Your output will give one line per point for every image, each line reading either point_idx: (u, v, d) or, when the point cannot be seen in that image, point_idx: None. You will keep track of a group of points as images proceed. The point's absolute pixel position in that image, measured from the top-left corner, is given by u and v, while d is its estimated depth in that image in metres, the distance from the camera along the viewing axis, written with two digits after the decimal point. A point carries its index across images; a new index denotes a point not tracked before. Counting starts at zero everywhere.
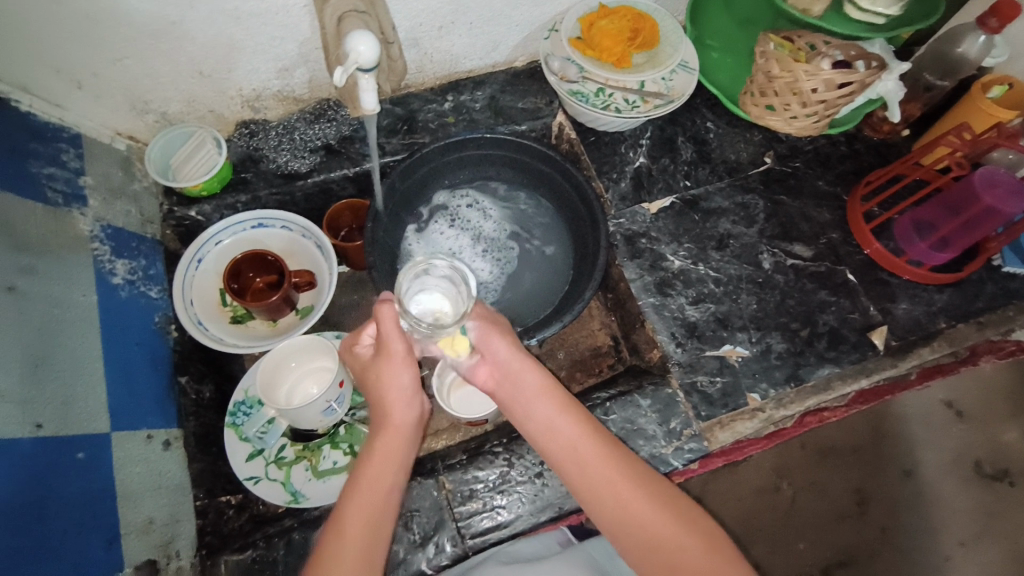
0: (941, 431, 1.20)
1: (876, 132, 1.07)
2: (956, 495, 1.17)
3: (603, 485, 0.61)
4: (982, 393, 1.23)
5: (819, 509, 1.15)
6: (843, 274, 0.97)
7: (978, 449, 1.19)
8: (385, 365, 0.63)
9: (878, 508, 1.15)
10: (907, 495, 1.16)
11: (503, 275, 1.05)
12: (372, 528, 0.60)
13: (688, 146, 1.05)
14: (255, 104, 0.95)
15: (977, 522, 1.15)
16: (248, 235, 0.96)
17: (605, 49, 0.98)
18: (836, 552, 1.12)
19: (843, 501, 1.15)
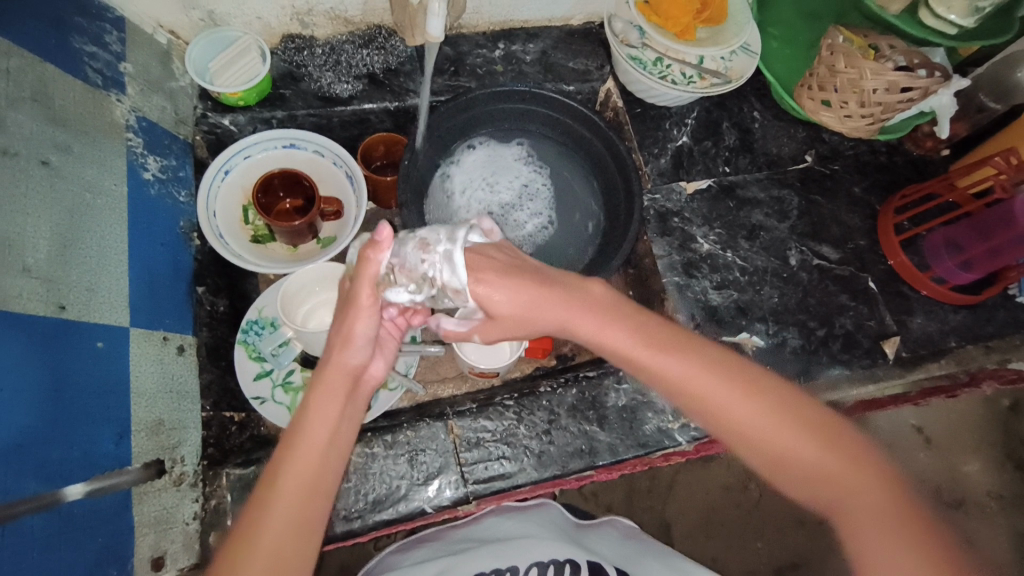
0: (908, 455, 1.22)
1: (918, 147, 1.08)
2: None
3: (702, 400, 0.61)
4: (951, 424, 1.25)
5: (787, 511, 1.17)
6: (866, 281, 0.98)
7: (942, 476, 1.22)
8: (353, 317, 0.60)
9: None
10: None
11: (546, 207, 1.04)
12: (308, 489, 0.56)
13: (732, 132, 1.05)
14: (305, 18, 0.91)
15: None
16: (280, 154, 0.94)
17: (671, 18, 0.94)
18: (793, 554, 1.15)
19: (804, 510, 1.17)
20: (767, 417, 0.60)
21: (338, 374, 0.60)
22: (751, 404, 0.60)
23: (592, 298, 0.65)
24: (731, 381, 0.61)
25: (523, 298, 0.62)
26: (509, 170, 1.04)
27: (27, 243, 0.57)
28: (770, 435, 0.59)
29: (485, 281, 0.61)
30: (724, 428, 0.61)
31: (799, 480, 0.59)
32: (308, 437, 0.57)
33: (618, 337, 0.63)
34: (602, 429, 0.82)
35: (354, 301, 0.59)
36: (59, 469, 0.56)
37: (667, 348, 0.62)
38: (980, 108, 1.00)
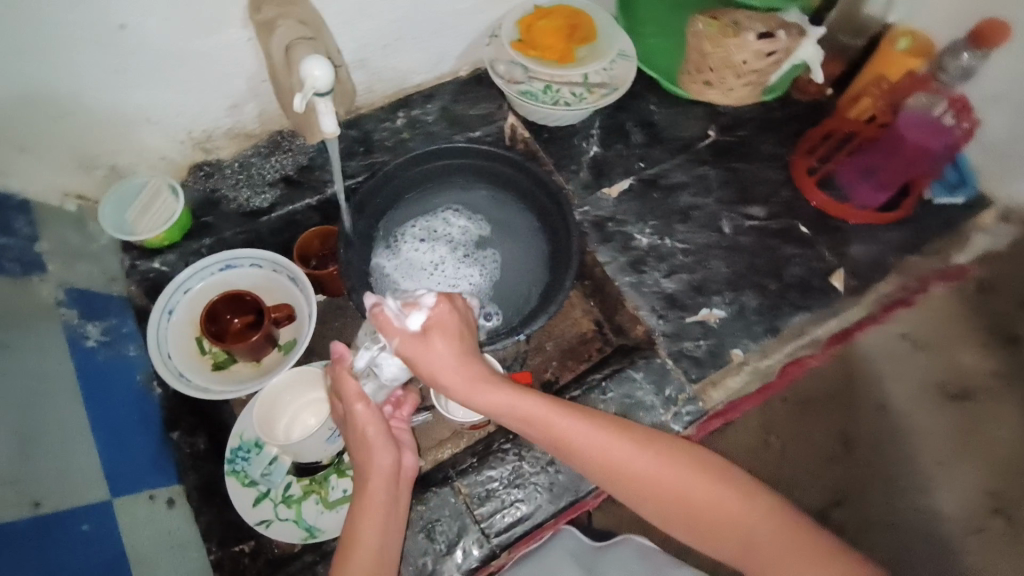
0: (900, 363, 1.12)
1: (804, 93, 1.14)
2: (928, 422, 1.09)
3: (601, 457, 0.63)
4: (936, 318, 1.13)
5: (812, 461, 1.06)
6: (799, 227, 1.03)
7: (941, 371, 1.11)
8: (361, 417, 0.66)
9: (864, 447, 1.08)
10: (882, 432, 1.09)
11: (443, 213, 1.06)
12: None
13: (637, 130, 1.10)
14: (207, 145, 0.93)
15: (950, 443, 1.08)
16: (219, 278, 0.94)
17: (548, 48, 0.99)
18: (832, 492, 1.05)
19: (826, 447, 1.07)
20: (665, 465, 0.62)
21: (376, 483, 0.65)
22: (650, 465, 0.62)
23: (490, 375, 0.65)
24: (627, 437, 0.63)
25: (450, 365, 0.63)
26: (412, 254, 1.03)
27: None
28: (673, 487, 0.61)
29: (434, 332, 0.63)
30: (623, 483, 0.62)
31: (706, 532, 0.61)
32: (358, 550, 0.62)
33: (517, 410, 0.64)
34: None
35: (354, 411, 0.66)
36: None
37: (567, 415, 0.64)
38: (842, 47, 1.11)
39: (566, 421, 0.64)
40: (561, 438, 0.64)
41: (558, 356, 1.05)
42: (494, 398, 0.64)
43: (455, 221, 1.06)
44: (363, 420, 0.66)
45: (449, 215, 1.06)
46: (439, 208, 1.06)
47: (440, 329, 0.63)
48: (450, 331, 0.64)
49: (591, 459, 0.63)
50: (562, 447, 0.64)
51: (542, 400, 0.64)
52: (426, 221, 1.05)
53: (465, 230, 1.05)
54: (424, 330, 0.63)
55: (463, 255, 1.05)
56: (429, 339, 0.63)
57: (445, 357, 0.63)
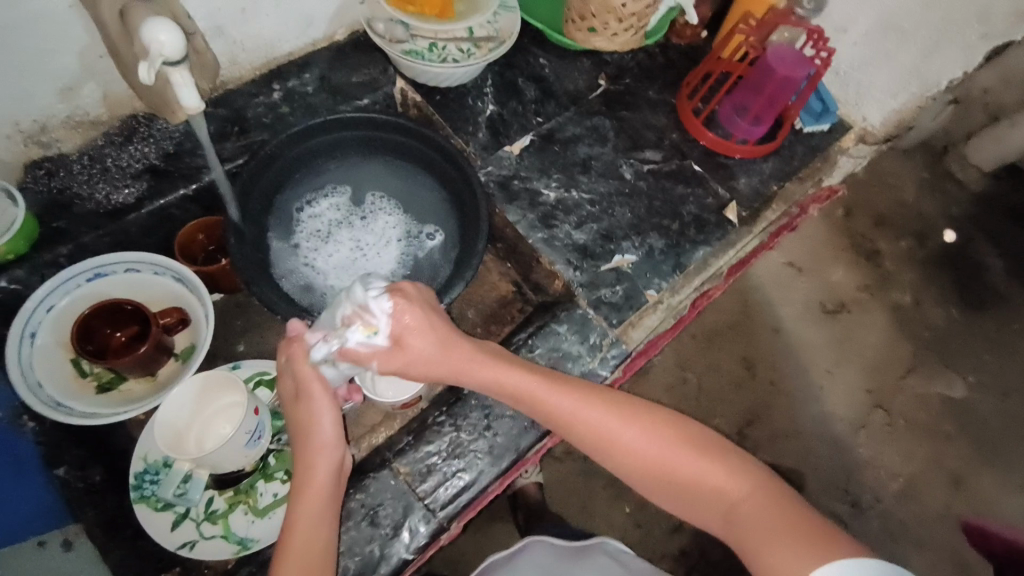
0: (788, 287, 1.24)
1: (682, 37, 1.19)
2: (813, 335, 1.22)
3: (590, 429, 0.66)
4: (809, 244, 1.27)
5: (720, 385, 1.18)
6: (691, 166, 1.09)
7: (821, 292, 1.24)
8: (313, 406, 0.65)
9: (765, 365, 1.20)
10: (781, 351, 1.21)
11: (301, 208, 0.98)
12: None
13: (529, 85, 1.09)
14: (42, 138, 0.80)
15: (833, 353, 1.21)
16: (87, 290, 0.82)
17: (426, 2, 0.94)
18: (744, 413, 1.17)
19: (734, 370, 1.19)
20: (650, 436, 0.65)
21: (322, 481, 0.64)
22: (634, 434, 0.65)
23: (488, 359, 0.69)
24: (617, 412, 0.66)
25: (436, 348, 0.66)
26: (332, 255, 0.99)
27: None
28: (656, 457, 0.64)
29: (403, 308, 0.64)
30: (609, 454, 0.66)
31: (683, 497, 0.64)
32: (293, 551, 0.61)
33: (510, 384, 0.69)
34: None
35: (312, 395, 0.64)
36: None
37: (558, 393, 0.68)
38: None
39: (557, 397, 0.68)
40: (550, 412, 0.68)
41: (481, 323, 1.05)
42: (487, 374, 0.69)
43: (331, 203, 1.00)
44: (315, 407, 0.65)
45: (319, 199, 0.99)
46: (303, 194, 0.98)
47: (411, 306, 0.65)
48: (420, 304, 0.66)
49: (581, 430, 0.67)
50: (554, 421, 0.68)
51: (538, 377, 0.69)
52: (308, 223, 0.99)
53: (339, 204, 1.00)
54: (396, 339, 0.65)
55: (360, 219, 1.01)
56: (404, 331, 0.65)
57: (427, 341, 0.66)
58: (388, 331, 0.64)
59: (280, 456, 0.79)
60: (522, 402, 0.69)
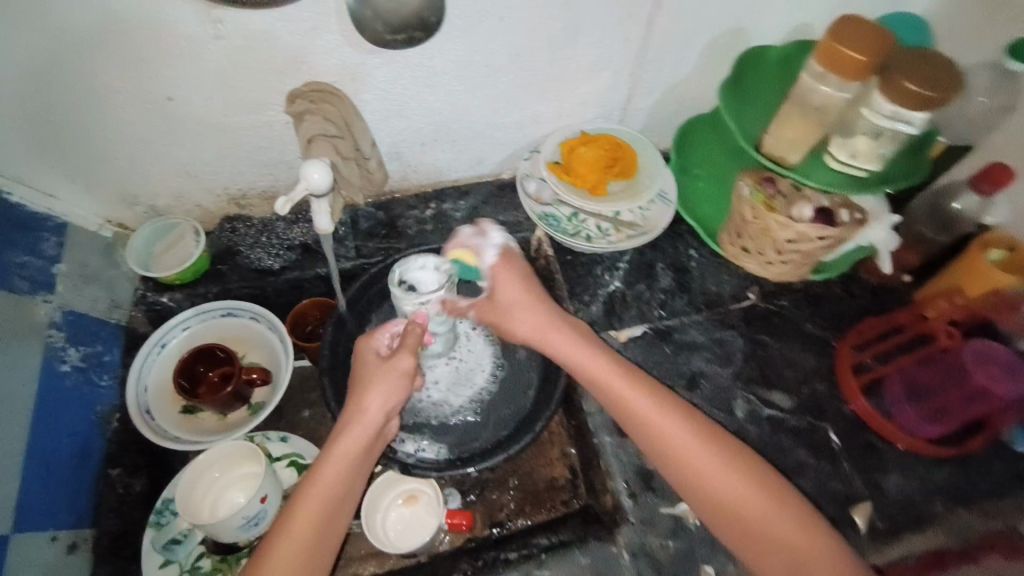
0: None
1: (874, 275, 1.02)
2: None
3: (653, 428, 0.72)
4: None
5: None
6: (826, 433, 0.89)
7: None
8: (384, 379, 0.74)
9: None
10: None
11: None
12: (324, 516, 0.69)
13: (667, 274, 1.02)
14: (241, 201, 0.99)
15: None
16: (216, 324, 0.99)
17: (580, 176, 0.97)
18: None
19: None
20: (704, 453, 0.71)
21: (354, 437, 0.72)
22: (703, 452, 0.71)
23: (578, 333, 0.80)
24: (688, 421, 0.73)
25: (541, 329, 0.81)
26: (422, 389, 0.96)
27: None
28: (708, 475, 0.70)
29: (506, 265, 0.83)
30: (664, 454, 0.72)
31: (733, 521, 0.69)
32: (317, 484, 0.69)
33: (589, 366, 0.77)
34: None
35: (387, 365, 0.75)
36: None
37: (639, 392, 0.74)
38: (920, 238, 0.96)
39: (627, 388, 0.75)
40: (620, 401, 0.75)
41: (519, 496, 0.95)
42: (568, 346, 0.80)
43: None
44: (382, 375, 0.74)
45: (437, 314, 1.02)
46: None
47: (511, 263, 0.83)
48: (515, 264, 0.83)
49: (642, 425, 0.73)
50: (619, 409, 0.75)
51: (612, 357, 0.78)
52: None
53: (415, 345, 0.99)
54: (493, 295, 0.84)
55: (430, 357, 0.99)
56: (500, 293, 0.83)
57: (529, 327, 0.81)
58: (488, 263, 0.83)
59: None
60: (597, 378, 0.76)
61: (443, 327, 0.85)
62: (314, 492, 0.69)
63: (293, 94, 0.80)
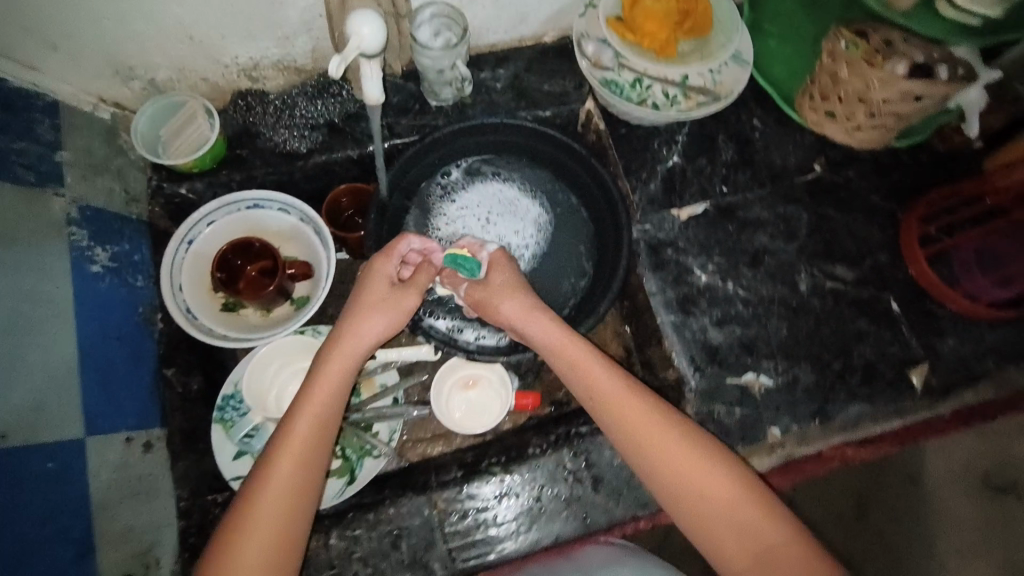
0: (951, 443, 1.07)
1: (945, 142, 0.96)
2: (959, 506, 1.06)
3: (625, 423, 0.65)
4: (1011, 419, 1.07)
5: (817, 521, 1.05)
6: (887, 302, 0.88)
7: (993, 461, 1.06)
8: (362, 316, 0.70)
9: (879, 511, 1.06)
10: (909, 504, 1.06)
11: None
12: (290, 500, 0.59)
13: (729, 147, 0.95)
14: (253, 73, 0.86)
15: (975, 534, 1.05)
16: (242, 216, 0.90)
17: (648, 34, 0.85)
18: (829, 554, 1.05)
19: (841, 504, 1.06)
20: (679, 452, 0.63)
21: (320, 398, 0.64)
22: (662, 422, 0.64)
23: (551, 320, 0.72)
24: (663, 421, 0.65)
25: (523, 318, 0.73)
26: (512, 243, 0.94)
27: None
28: (688, 481, 0.62)
29: (500, 267, 0.77)
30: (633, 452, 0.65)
31: (692, 511, 0.62)
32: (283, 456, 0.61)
33: (556, 343, 0.71)
34: (597, 491, 0.79)
35: (359, 315, 0.70)
36: None
37: (604, 368, 0.69)
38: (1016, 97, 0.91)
39: (605, 374, 0.68)
40: (593, 392, 0.68)
41: None
42: (535, 328, 0.72)
43: (450, 226, 0.93)
44: (364, 318, 0.70)
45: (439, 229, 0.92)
46: (425, 223, 0.92)
47: (500, 264, 0.77)
48: (510, 268, 0.76)
49: (613, 417, 0.66)
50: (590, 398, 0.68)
51: (601, 359, 0.69)
52: None
53: None
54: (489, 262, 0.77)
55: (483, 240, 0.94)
56: (489, 277, 0.76)
57: (514, 314, 0.73)
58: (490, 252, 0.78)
59: (343, 433, 0.85)
60: (565, 368, 0.70)
61: (450, 95, 0.92)
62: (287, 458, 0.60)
63: None
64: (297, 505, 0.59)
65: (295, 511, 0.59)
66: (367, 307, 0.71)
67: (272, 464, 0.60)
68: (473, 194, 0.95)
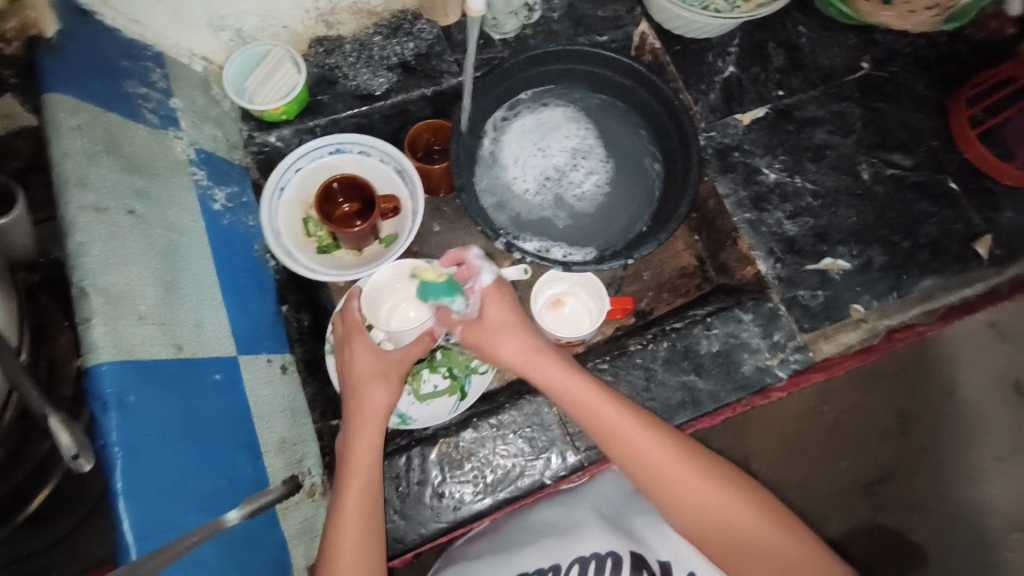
0: (983, 351, 1.15)
1: (982, 29, 1.01)
2: (995, 415, 1.14)
3: (642, 462, 0.67)
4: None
5: (864, 432, 1.13)
6: (945, 183, 0.94)
7: (1020, 368, 1.14)
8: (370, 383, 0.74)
9: (921, 425, 1.13)
10: (946, 415, 1.14)
11: (597, 191, 1.00)
12: (363, 548, 0.65)
13: (779, 53, 0.99)
14: (329, 18, 0.89)
15: (1013, 439, 1.13)
16: (327, 162, 0.94)
17: None
18: (878, 468, 1.12)
19: (883, 423, 1.13)
20: (698, 482, 0.66)
21: (359, 464, 0.69)
22: (667, 455, 0.67)
23: (560, 363, 0.74)
24: (679, 455, 0.67)
25: (529, 360, 0.74)
26: (570, 134, 1.02)
27: (137, 292, 0.59)
28: (714, 509, 0.65)
29: (489, 302, 0.77)
30: (654, 489, 0.67)
31: (696, 519, 0.65)
32: (344, 514, 0.66)
33: (568, 393, 0.72)
34: (700, 377, 0.85)
35: (361, 387, 0.74)
36: (215, 496, 0.59)
37: (612, 407, 0.70)
38: None
39: (613, 413, 0.69)
40: (607, 433, 0.69)
41: (655, 286, 1.03)
42: (543, 367, 0.74)
43: (516, 170, 1.00)
44: (365, 382, 0.74)
45: (540, 201, 0.99)
46: (512, 189, 0.99)
47: (490, 302, 0.77)
48: (502, 297, 0.78)
49: (630, 458, 0.68)
50: (602, 435, 0.69)
51: (607, 398, 0.71)
52: (602, 175, 1.00)
53: (569, 184, 1.00)
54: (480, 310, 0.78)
55: (545, 160, 1.01)
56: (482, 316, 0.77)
57: (517, 358, 0.75)
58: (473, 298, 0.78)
59: (447, 354, 0.88)
60: (578, 406, 0.71)
61: (513, 27, 0.97)
62: (352, 509, 0.66)
63: None
64: (371, 547, 0.66)
65: (373, 554, 0.66)
66: (365, 376, 0.74)
67: (336, 525, 0.65)
68: (508, 135, 1.01)
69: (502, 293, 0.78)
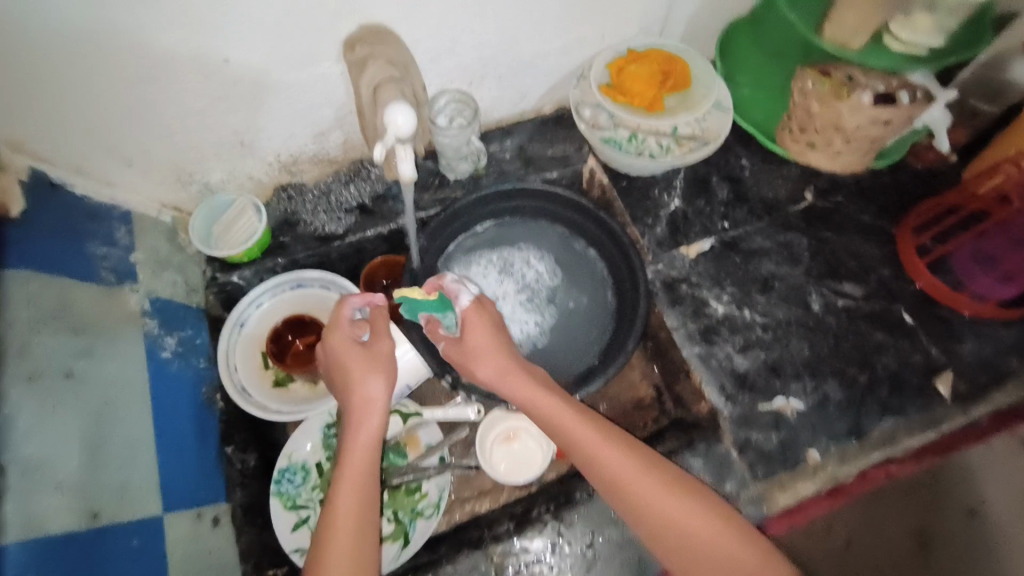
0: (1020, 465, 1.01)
1: (921, 160, 1.04)
2: None
3: (608, 474, 0.69)
4: None
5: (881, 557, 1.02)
6: (900, 313, 0.93)
7: None
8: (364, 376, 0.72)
9: (945, 552, 1.02)
10: (974, 538, 1.02)
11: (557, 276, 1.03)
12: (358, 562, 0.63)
13: (723, 186, 1.03)
14: (292, 168, 0.96)
15: None
16: (289, 296, 0.97)
17: (637, 94, 0.97)
18: None
19: (901, 544, 1.02)
20: (664, 497, 0.68)
21: (356, 468, 0.68)
22: (631, 469, 0.69)
23: (538, 380, 0.76)
24: (639, 467, 0.70)
25: (505, 377, 0.75)
26: (484, 274, 1.02)
27: (58, 462, 0.60)
28: (674, 516, 0.67)
29: (474, 323, 0.77)
30: (618, 500, 0.69)
31: (659, 534, 0.68)
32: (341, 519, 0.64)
33: (537, 407, 0.74)
34: None
35: (355, 389, 0.72)
36: None
37: (579, 420, 0.72)
38: (973, 112, 1.01)
39: (579, 426, 0.72)
40: (573, 444, 0.71)
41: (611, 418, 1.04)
42: (519, 385, 0.75)
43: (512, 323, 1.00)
44: (362, 384, 0.72)
45: (549, 317, 1.01)
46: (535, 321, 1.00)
47: (472, 325, 0.77)
48: (486, 319, 0.78)
49: (596, 474, 0.70)
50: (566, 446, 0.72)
51: (576, 411, 0.73)
52: (538, 260, 1.03)
53: (549, 294, 1.02)
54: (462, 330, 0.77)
55: (512, 305, 1.01)
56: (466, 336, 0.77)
57: (491, 377, 0.76)
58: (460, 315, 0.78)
59: (392, 495, 0.90)
60: (544, 418, 0.73)
61: (466, 169, 1.02)
62: (349, 518, 0.65)
63: (353, 41, 0.77)
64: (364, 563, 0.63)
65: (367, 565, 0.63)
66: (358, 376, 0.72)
67: (332, 533, 0.64)
68: None
69: (487, 312, 0.79)
